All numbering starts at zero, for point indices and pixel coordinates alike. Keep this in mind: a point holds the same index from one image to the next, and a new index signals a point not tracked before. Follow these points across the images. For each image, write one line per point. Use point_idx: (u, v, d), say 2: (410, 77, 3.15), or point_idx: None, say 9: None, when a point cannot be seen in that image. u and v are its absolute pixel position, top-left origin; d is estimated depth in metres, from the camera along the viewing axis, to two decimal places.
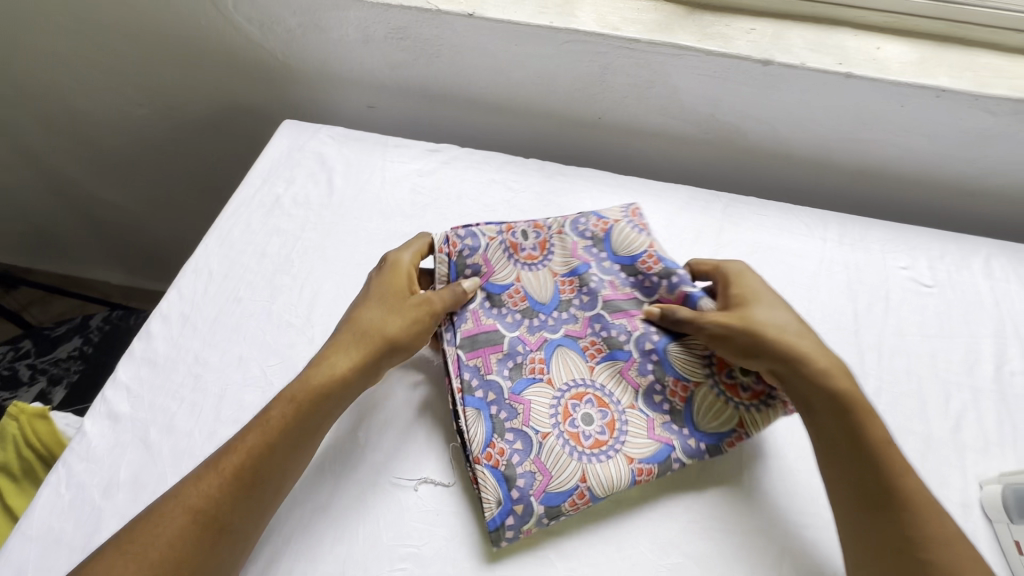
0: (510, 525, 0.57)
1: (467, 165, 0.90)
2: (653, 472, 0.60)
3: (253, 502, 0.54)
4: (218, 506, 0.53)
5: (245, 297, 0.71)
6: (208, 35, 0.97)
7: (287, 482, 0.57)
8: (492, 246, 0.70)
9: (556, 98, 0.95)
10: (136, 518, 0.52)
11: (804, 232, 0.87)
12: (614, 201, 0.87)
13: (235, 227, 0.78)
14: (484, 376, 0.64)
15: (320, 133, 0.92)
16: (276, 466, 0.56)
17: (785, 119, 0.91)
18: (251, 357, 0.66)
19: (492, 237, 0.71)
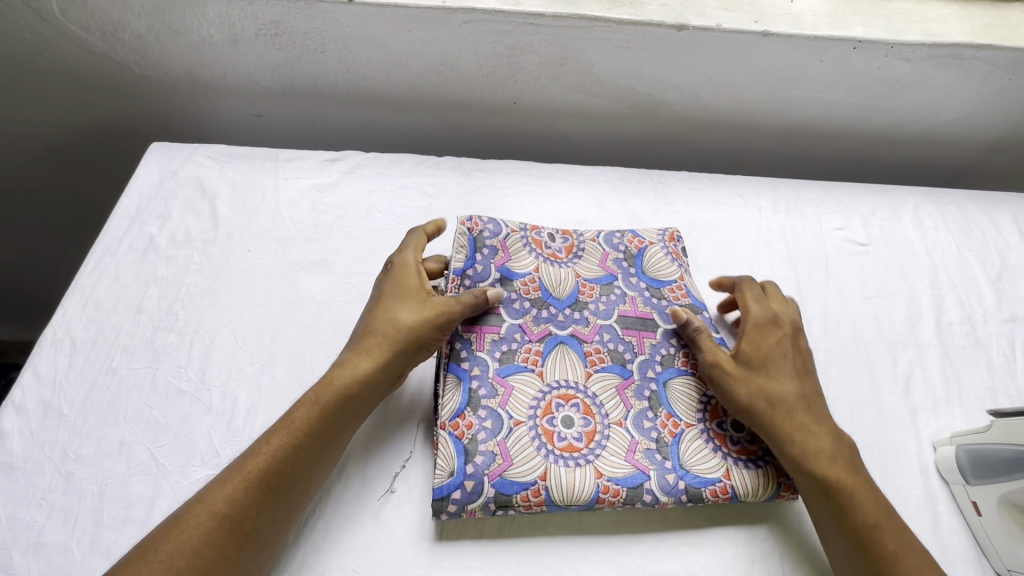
0: (455, 499, 0.51)
1: (374, 172, 0.80)
2: (620, 495, 0.52)
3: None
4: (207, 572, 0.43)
5: (122, 366, 0.60)
6: (38, 50, 0.81)
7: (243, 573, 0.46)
8: (514, 237, 0.65)
9: (464, 85, 0.86)
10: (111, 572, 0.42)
11: (740, 203, 0.84)
12: (541, 194, 0.80)
13: (100, 283, 0.66)
14: (476, 350, 0.57)
15: (196, 154, 0.79)
16: (234, 551, 0.45)
17: (707, 85, 0.86)
18: (136, 439, 0.56)
19: (515, 229, 0.65)
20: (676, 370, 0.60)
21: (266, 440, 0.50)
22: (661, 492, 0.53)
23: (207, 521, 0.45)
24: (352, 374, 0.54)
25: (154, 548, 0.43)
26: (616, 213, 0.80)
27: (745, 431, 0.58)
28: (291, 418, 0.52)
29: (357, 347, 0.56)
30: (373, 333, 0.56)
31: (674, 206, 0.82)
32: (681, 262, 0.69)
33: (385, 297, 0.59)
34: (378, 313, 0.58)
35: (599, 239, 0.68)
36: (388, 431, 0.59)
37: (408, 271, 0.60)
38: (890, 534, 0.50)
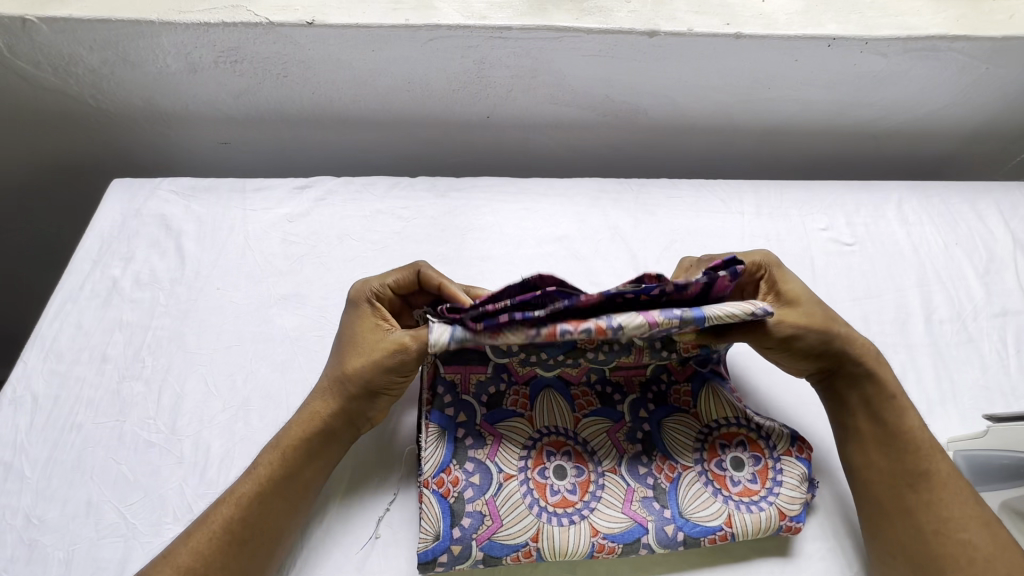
0: (443, 561, 0.50)
1: (346, 198, 0.77)
2: (615, 551, 0.51)
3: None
4: None
5: (87, 421, 0.58)
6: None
7: None
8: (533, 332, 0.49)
9: (435, 103, 0.83)
10: None
11: (722, 209, 0.82)
12: (519, 211, 0.78)
13: (62, 332, 0.63)
14: (461, 396, 0.54)
15: (160, 189, 0.76)
16: None
17: (682, 89, 0.84)
18: (104, 499, 0.53)
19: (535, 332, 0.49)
20: (670, 409, 0.56)
21: (231, 489, 0.50)
22: (658, 543, 0.51)
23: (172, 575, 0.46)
24: (308, 421, 0.52)
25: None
26: (597, 227, 0.78)
27: (747, 469, 0.54)
28: (255, 466, 0.51)
29: (315, 393, 0.54)
30: (328, 379, 0.54)
31: (655, 216, 0.80)
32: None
33: (341, 341, 0.56)
34: (334, 358, 0.55)
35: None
36: (372, 470, 0.57)
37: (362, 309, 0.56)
38: (979, 532, 0.48)
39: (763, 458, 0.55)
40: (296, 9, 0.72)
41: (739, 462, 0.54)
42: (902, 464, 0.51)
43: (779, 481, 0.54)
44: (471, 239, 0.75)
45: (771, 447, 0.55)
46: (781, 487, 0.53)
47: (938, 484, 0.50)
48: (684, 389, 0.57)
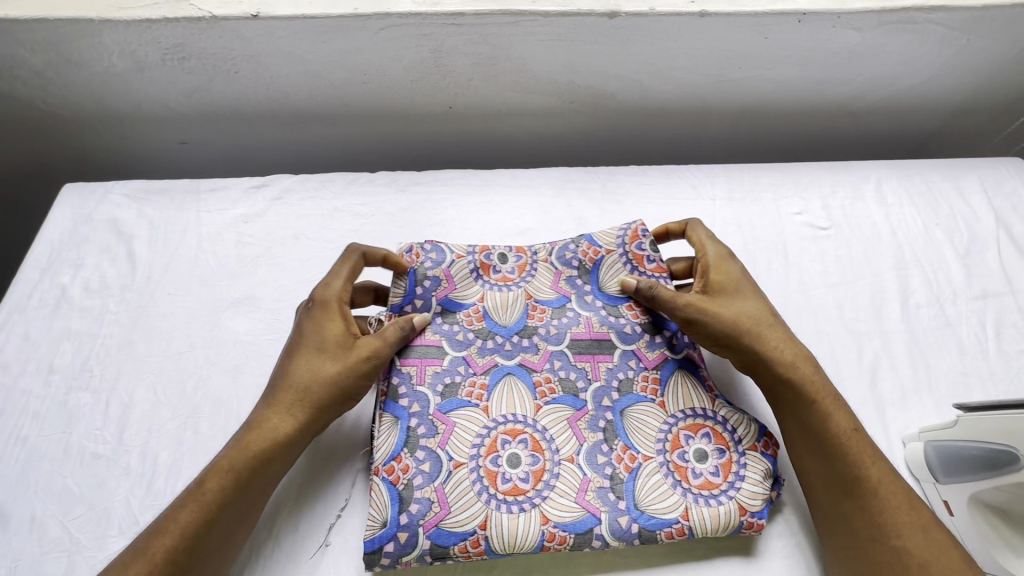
0: (388, 551, 0.48)
1: (303, 195, 0.76)
2: (567, 542, 0.49)
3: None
4: None
5: (32, 434, 0.56)
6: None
7: None
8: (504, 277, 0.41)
9: (393, 94, 0.81)
10: None
11: (692, 196, 0.80)
12: (481, 204, 0.76)
13: (8, 344, 0.62)
14: (416, 386, 0.53)
15: (111, 193, 0.74)
16: None
17: (650, 72, 0.81)
18: (49, 514, 0.52)
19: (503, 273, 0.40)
20: (635, 397, 0.54)
21: (171, 517, 0.46)
22: (613, 536, 0.49)
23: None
24: (264, 433, 0.51)
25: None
26: (561, 218, 0.76)
27: (710, 461, 0.52)
28: (201, 488, 0.48)
29: (271, 401, 0.52)
30: (289, 386, 0.53)
31: (623, 205, 0.78)
32: (643, 269, 0.61)
33: (300, 345, 0.55)
34: (293, 363, 0.54)
35: (551, 258, 0.62)
36: (318, 476, 0.55)
37: (326, 313, 0.56)
38: (914, 539, 0.46)
39: (727, 452, 0.52)
40: (240, 2, 0.70)
41: (702, 453, 0.52)
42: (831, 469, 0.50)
43: (742, 475, 0.51)
44: (431, 235, 0.73)
45: (736, 439, 0.53)
46: (744, 480, 0.51)
47: (872, 492, 0.48)
48: (652, 376, 0.56)
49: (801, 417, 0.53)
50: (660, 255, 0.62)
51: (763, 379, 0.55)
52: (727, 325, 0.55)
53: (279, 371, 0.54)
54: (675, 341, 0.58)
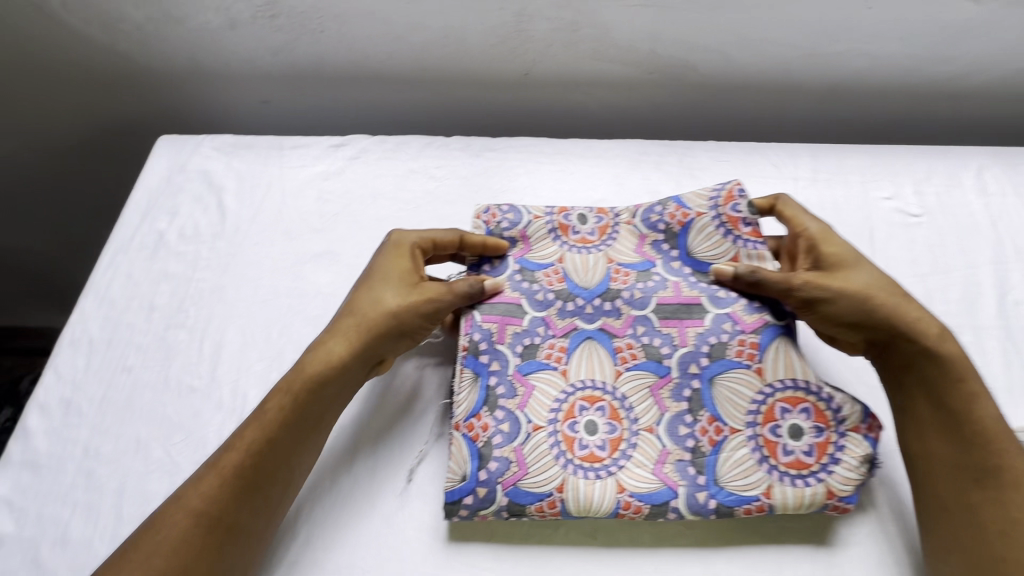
0: (466, 504, 0.50)
1: (380, 156, 0.77)
2: (642, 511, 0.50)
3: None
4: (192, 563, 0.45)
5: (136, 365, 0.61)
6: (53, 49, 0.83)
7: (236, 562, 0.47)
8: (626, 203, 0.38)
9: (471, 60, 0.81)
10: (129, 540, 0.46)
11: (773, 174, 0.77)
12: (554, 173, 0.76)
13: (114, 281, 0.67)
14: (496, 344, 0.55)
15: (203, 146, 0.78)
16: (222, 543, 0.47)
17: (736, 43, 0.78)
18: (152, 438, 0.57)
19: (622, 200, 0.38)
20: (729, 362, 0.54)
21: (237, 435, 0.50)
22: (689, 511, 0.50)
23: (183, 521, 0.46)
24: (321, 358, 0.54)
25: (131, 548, 0.45)
26: (635, 191, 0.74)
27: (805, 438, 0.51)
28: (264, 410, 0.52)
29: (333, 327, 0.56)
30: (350, 315, 0.56)
31: (700, 180, 0.76)
32: (738, 233, 0.59)
33: (369, 279, 0.58)
34: (359, 294, 0.57)
35: (635, 220, 0.62)
36: (393, 425, 0.58)
37: (399, 254, 0.59)
38: None
39: (825, 431, 0.51)
40: None
41: (797, 429, 0.51)
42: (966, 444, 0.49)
43: (837, 458, 0.51)
44: (504, 200, 0.73)
45: (838, 419, 0.52)
46: (838, 464, 0.51)
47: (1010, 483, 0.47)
48: (749, 340, 0.55)
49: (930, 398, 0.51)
50: (756, 220, 0.60)
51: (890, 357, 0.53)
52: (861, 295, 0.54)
53: (347, 302, 0.58)
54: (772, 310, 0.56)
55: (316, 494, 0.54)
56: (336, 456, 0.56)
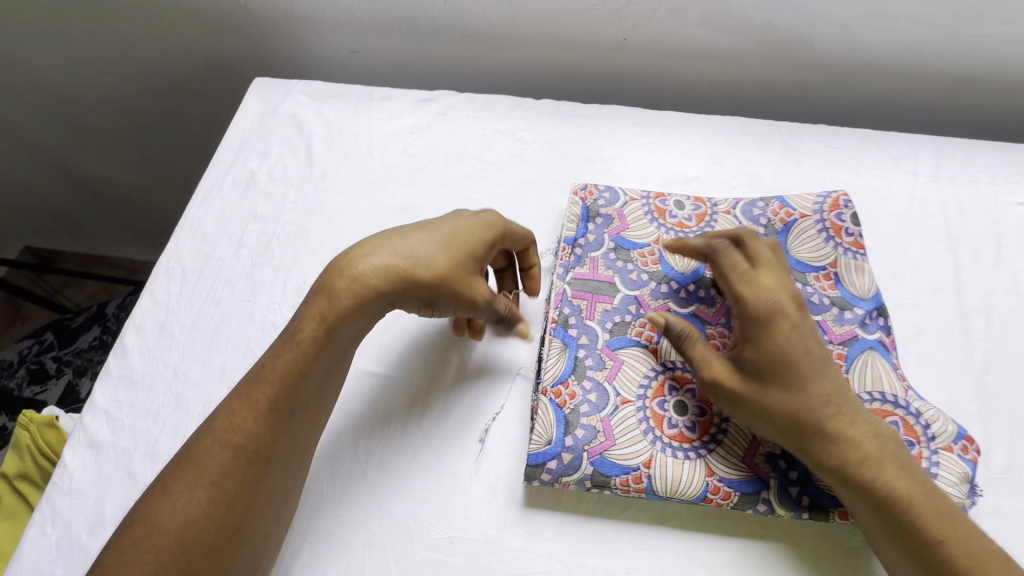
0: (550, 468, 0.50)
1: (467, 114, 0.75)
2: (730, 498, 0.49)
3: (227, 534, 0.44)
4: (227, 495, 0.44)
5: (224, 298, 0.63)
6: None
7: (264, 505, 0.45)
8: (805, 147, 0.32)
9: (569, 21, 0.77)
10: (172, 465, 0.46)
11: (890, 166, 0.70)
12: (647, 146, 0.72)
13: (207, 216, 0.69)
14: (585, 319, 0.56)
15: (295, 91, 0.78)
16: (251, 481, 0.45)
17: (866, 16, 0.70)
18: (236, 369, 0.59)
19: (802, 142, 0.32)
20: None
21: (268, 368, 0.48)
22: (781, 503, 0.49)
23: (218, 458, 0.45)
24: (354, 288, 0.49)
25: (173, 479, 0.45)
26: (733, 172, 0.70)
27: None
28: (296, 349, 0.48)
29: (378, 253, 0.50)
30: (399, 250, 0.51)
31: (805, 166, 0.70)
32: (839, 241, 0.61)
33: (438, 229, 0.53)
34: (418, 237, 0.52)
35: (734, 211, 0.63)
36: (459, 380, 0.57)
37: (478, 225, 0.54)
38: None
39: (917, 445, 0.51)
40: None
41: None
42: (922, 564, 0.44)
43: (934, 474, 0.49)
44: (592, 170, 0.70)
45: (931, 435, 0.51)
46: (935, 480, 0.49)
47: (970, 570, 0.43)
48: (836, 351, 0.55)
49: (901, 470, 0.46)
50: (858, 232, 0.61)
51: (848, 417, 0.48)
52: (780, 348, 0.49)
53: (403, 233, 0.53)
54: (866, 321, 0.57)
55: (381, 440, 0.55)
56: (400, 404, 0.56)
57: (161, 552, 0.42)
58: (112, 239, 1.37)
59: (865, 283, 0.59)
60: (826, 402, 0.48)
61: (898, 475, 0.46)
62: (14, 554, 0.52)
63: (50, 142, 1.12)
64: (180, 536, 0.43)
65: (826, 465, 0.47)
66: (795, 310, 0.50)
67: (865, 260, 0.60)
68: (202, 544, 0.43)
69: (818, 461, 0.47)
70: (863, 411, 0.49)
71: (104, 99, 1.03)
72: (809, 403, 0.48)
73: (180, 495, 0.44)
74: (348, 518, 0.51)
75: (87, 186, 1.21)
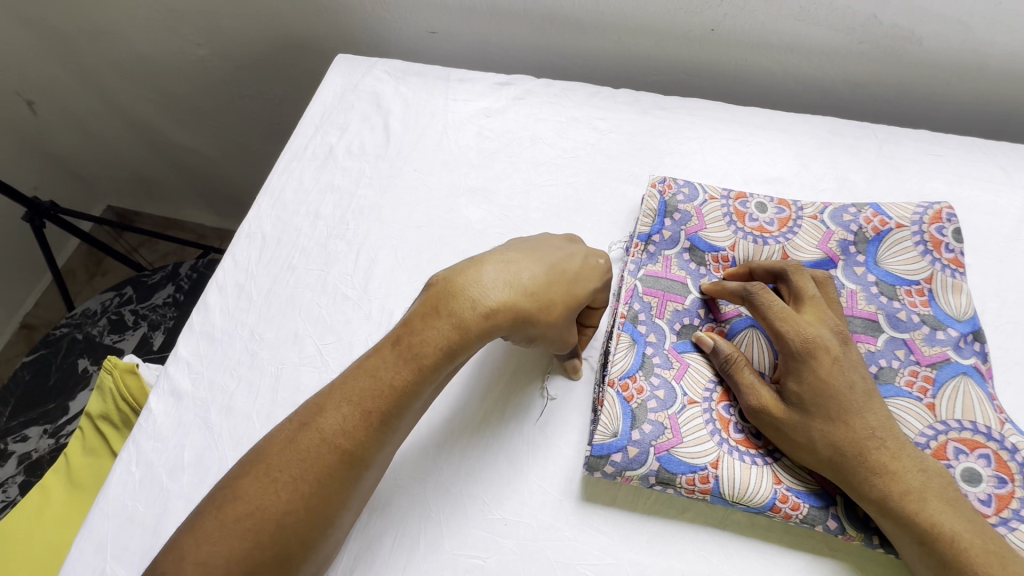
0: (614, 460, 0.49)
1: (544, 100, 0.75)
2: (801, 509, 0.47)
3: (325, 523, 0.44)
4: (326, 493, 0.44)
5: (299, 266, 0.65)
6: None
7: (353, 497, 0.46)
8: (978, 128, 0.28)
9: (657, 9, 0.74)
10: (266, 445, 0.46)
11: (999, 179, 0.64)
12: (729, 142, 0.69)
13: (287, 186, 0.71)
14: (654, 318, 0.55)
15: (375, 68, 0.79)
16: (351, 481, 0.45)
17: (988, 14, 0.65)
18: (307, 334, 0.61)
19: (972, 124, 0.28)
20: (897, 389, 0.51)
21: (383, 374, 0.47)
22: (850, 523, 0.47)
23: (329, 455, 0.44)
24: (483, 321, 0.48)
25: (276, 463, 0.44)
26: (821, 174, 0.66)
27: (983, 486, 0.47)
28: (416, 358, 0.47)
29: (504, 285, 0.49)
30: (524, 286, 0.49)
31: (902, 173, 0.66)
32: (938, 256, 0.56)
33: (556, 266, 0.52)
34: (541, 274, 0.51)
35: (822, 217, 0.59)
36: (522, 368, 0.57)
37: (593, 267, 0.53)
38: None
39: (1008, 483, 0.47)
40: None
41: (973, 474, 0.47)
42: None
43: (1023, 516, 0.45)
44: (669, 163, 0.68)
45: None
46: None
47: None
48: (922, 373, 0.52)
49: (943, 508, 0.43)
50: (959, 248, 0.57)
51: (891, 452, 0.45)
52: (818, 378, 0.47)
53: (522, 264, 0.51)
54: (960, 344, 0.53)
55: (445, 423, 0.55)
56: (467, 390, 0.56)
57: (263, 534, 0.42)
58: (187, 203, 1.44)
59: (962, 303, 0.55)
60: (867, 435, 0.46)
61: (942, 514, 0.43)
62: (101, 487, 0.56)
63: (141, 108, 1.19)
64: (280, 522, 0.43)
65: (866, 497, 0.45)
66: (838, 343, 0.48)
67: (964, 279, 0.56)
68: (301, 529, 0.43)
69: (857, 493, 0.45)
70: (909, 444, 0.46)
71: (195, 70, 1.08)
72: (849, 434, 0.46)
73: (277, 484, 0.44)
74: (408, 489, 0.52)
75: (170, 151, 1.28)
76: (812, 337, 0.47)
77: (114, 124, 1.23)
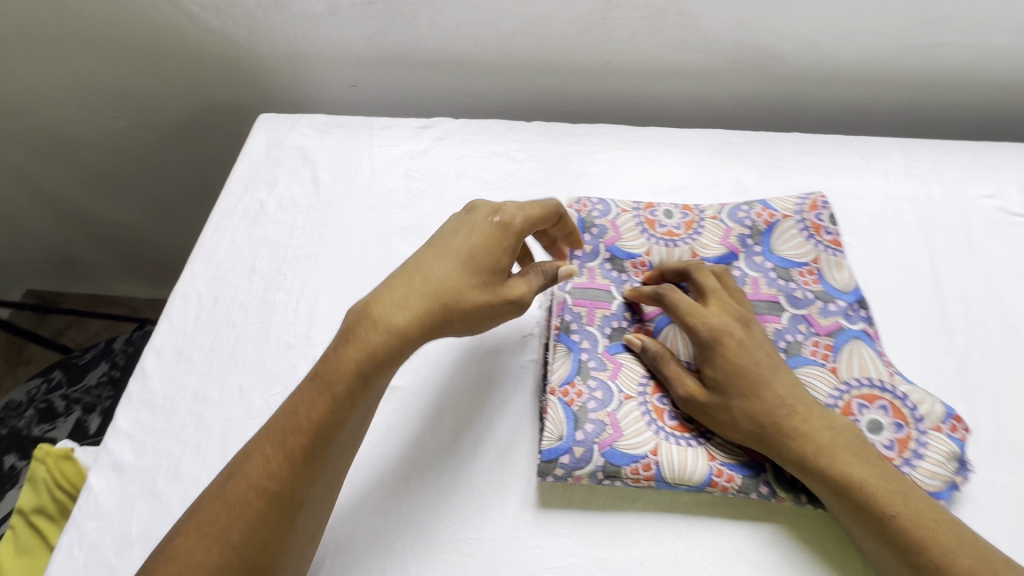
0: (563, 462, 0.52)
1: (464, 138, 0.80)
2: (735, 480, 0.52)
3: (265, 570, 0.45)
4: (252, 544, 0.45)
5: (239, 321, 0.66)
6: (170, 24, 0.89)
7: (294, 539, 0.47)
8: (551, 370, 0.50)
9: (555, 48, 0.82)
10: (205, 501, 0.47)
11: (863, 168, 0.74)
12: (635, 159, 0.76)
13: (220, 244, 0.72)
14: (585, 325, 0.59)
15: (299, 124, 0.83)
16: (285, 527, 0.46)
17: (830, 32, 0.76)
18: (253, 388, 0.61)
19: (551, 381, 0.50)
20: (803, 358, 0.57)
21: (297, 411, 0.49)
22: (780, 486, 0.52)
23: (252, 501, 0.46)
24: (387, 333, 0.50)
25: (206, 521, 0.46)
26: (717, 179, 0.74)
27: (885, 433, 0.53)
28: (325, 384, 0.49)
29: (400, 291, 0.52)
30: (422, 285, 0.52)
31: (784, 171, 0.75)
32: (819, 238, 0.65)
33: (453, 254, 0.54)
34: (436, 266, 0.53)
35: (720, 216, 0.66)
36: (468, 392, 0.60)
37: (496, 230, 0.54)
38: None
39: (904, 427, 0.53)
40: None
41: (876, 424, 0.53)
42: (882, 538, 0.47)
43: (919, 455, 0.52)
44: (584, 184, 0.75)
45: (917, 417, 0.53)
46: (921, 460, 0.52)
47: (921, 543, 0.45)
48: (823, 342, 0.58)
49: (854, 461, 0.49)
50: (837, 230, 0.65)
51: (806, 420, 0.50)
52: (737, 369, 0.52)
53: (422, 265, 0.53)
54: (850, 312, 0.60)
55: (401, 450, 0.57)
56: (417, 419, 0.58)
57: None
58: (118, 277, 1.40)
59: (845, 277, 0.62)
60: (783, 410, 0.51)
61: (852, 467, 0.48)
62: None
63: (56, 186, 1.16)
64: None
65: (786, 460, 0.50)
66: (741, 327, 0.54)
67: (844, 257, 0.64)
68: None
69: (779, 458, 0.50)
70: (819, 408, 0.51)
71: (114, 142, 1.07)
72: (766, 409, 0.51)
73: (208, 540, 0.45)
74: (367, 525, 0.53)
75: (93, 226, 1.24)
76: (725, 328, 0.53)
77: (28, 205, 1.19)
